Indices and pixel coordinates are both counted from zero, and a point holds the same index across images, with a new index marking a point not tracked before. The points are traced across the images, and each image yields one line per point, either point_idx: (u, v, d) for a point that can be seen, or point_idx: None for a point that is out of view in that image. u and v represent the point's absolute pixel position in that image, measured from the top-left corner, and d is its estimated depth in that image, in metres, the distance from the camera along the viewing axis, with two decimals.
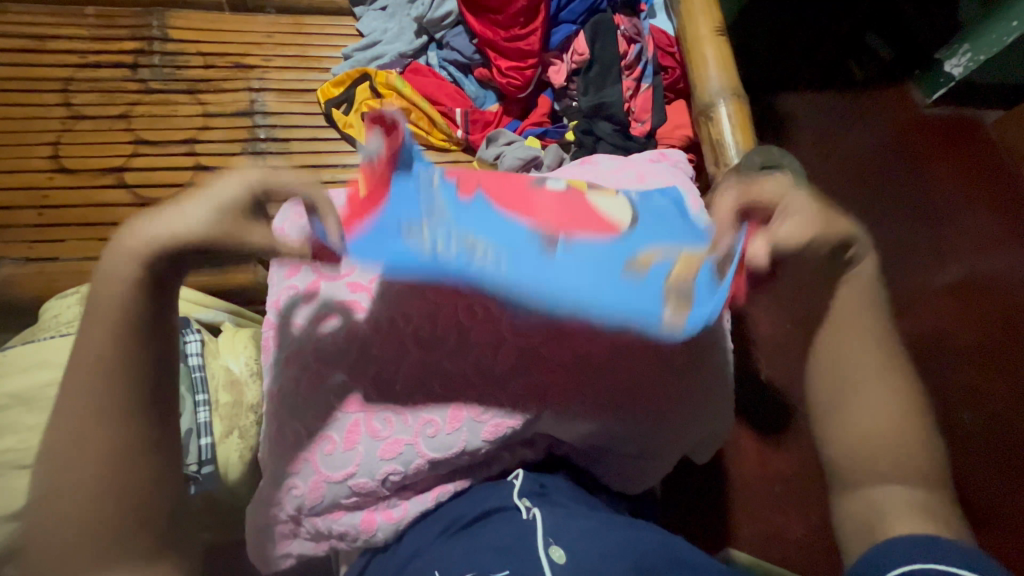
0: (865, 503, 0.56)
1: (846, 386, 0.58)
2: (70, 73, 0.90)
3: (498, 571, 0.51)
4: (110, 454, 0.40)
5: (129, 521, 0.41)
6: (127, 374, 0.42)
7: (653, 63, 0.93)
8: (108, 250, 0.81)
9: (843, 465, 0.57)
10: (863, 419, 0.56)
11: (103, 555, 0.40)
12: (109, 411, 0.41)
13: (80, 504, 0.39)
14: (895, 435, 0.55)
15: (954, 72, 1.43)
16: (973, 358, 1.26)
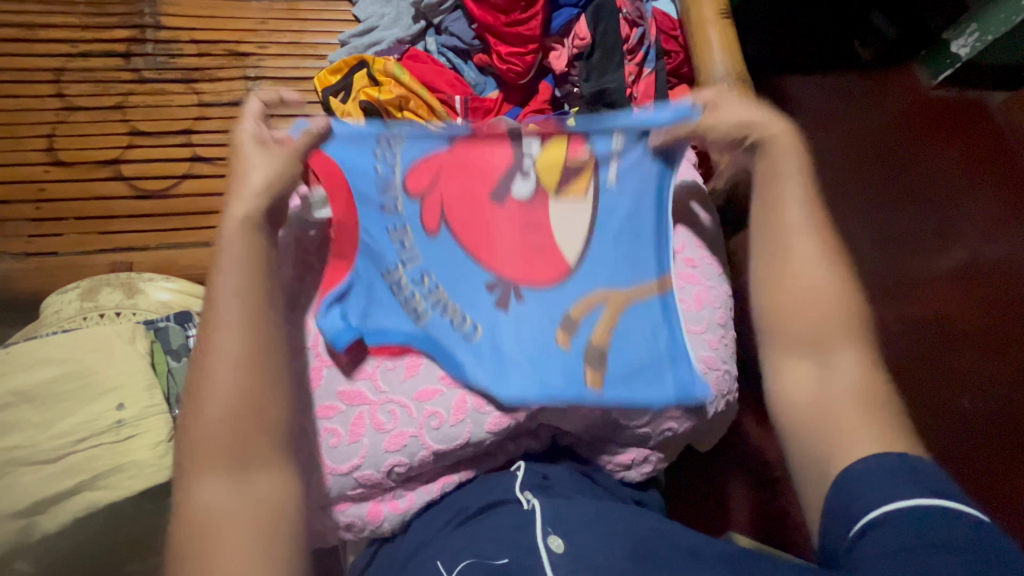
0: (809, 374, 0.54)
1: (787, 259, 0.58)
2: (62, 63, 0.88)
3: (497, 559, 0.51)
4: (234, 391, 0.48)
5: (242, 448, 0.47)
6: (248, 325, 0.50)
7: (656, 47, 0.90)
8: (106, 244, 0.80)
9: (788, 342, 0.56)
10: (797, 289, 0.56)
11: (220, 486, 0.45)
12: (231, 362, 0.48)
13: (214, 420, 0.46)
14: (836, 303, 0.55)
15: (960, 53, 1.42)
16: (974, 340, 1.27)
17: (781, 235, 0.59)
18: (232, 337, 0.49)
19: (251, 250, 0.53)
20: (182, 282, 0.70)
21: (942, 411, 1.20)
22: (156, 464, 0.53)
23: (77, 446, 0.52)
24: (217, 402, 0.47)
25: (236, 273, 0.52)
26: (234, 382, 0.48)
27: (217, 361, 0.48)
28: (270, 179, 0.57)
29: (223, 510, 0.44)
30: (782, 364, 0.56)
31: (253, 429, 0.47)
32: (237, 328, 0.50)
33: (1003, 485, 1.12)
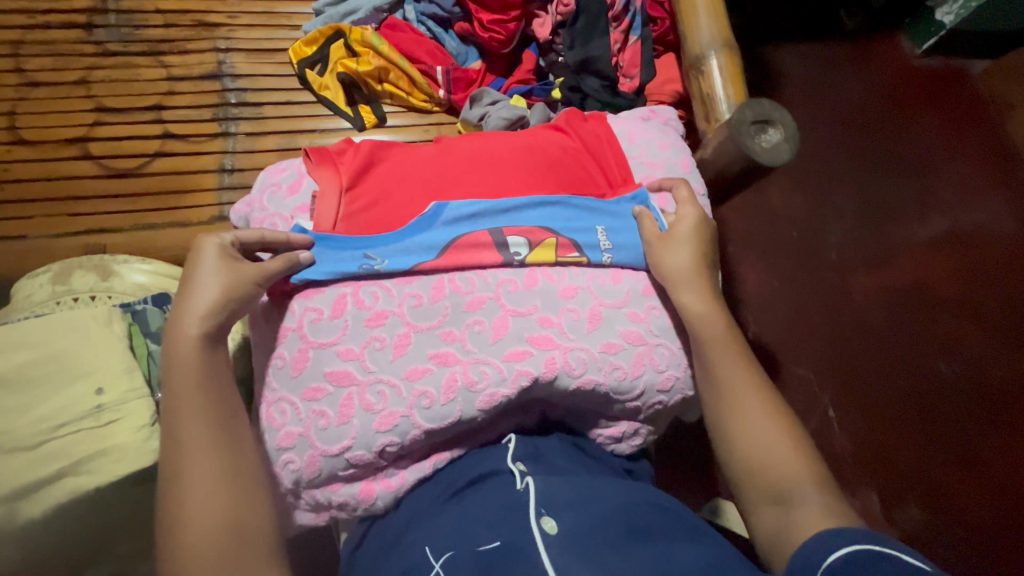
0: (772, 515, 0.54)
1: (738, 417, 0.58)
2: (19, 35, 0.83)
3: (488, 542, 0.50)
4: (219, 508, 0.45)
5: (227, 569, 0.43)
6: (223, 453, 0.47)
7: (642, 13, 0.88)
8: (76, 227, 0.77)
9: (752, 486, 0.56)
10: (754, 444, 0.57)
11: None
12: (210, 486, 0.45)
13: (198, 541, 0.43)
14: (786, 448, 0.56)
15: (944, 22, 1.45)
16: (952, 306, 1.30)
17: (731, 377, 0.60)
18: (206, 463, 0.46)
19: (210, 365, 0.50)
20: (159, 264, 0.68)
21: (921, 377, 1.24)
22: (138, 449, 0.52)
23: (54, 434, 0.50)
24: (195, 517, 0.44)
25: (202, 405, 0.48)
26: (217, 503, 0.45)
27: (194, 490, 0.45)
28: (221, 288, 0.53)
29: None
30: (755, 505, 0.56)
31: (234, 547, 0.44)
32: (204, 451, 0.46)
33: (980, 446, 1.17)
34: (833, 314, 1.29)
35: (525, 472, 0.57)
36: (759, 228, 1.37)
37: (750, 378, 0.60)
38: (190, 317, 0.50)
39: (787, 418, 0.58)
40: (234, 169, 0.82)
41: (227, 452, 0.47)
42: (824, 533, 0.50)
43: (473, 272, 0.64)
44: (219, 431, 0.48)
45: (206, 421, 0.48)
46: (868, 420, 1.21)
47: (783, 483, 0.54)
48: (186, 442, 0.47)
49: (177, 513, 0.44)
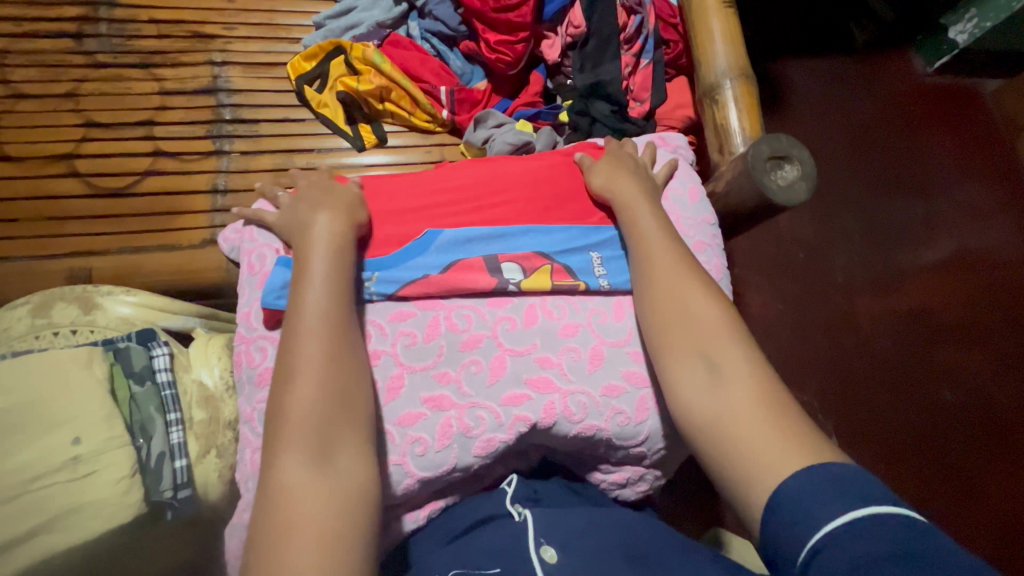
0: (699, 383, 0.50)
1: (664, 294, 0.56)
2: (5, 44, 0.80)
3: (487, 568, 0.49)
4: (325, 377, 0.46)
5: (321, 440, 0.44)
6: (338, 333, 0.49)
7: (654, 36, 0.84)
8: (62, 248, 0.74)
9: (677, 360, 0.53)
10: (676, 320, 0.54)
11: (301, 470, 0.42)
12: (319, 356, 0.47)
13: (303, 403, 0.45)
14: (701, 309, 0.54)
15: (957, 40, 1.42)
16: (959, 332, 1.28)
17: (650, 243, 0.60)
18: (323, 337, 0.48)
19: (340, 273, 0.53)
20: (145, 294, 0.65)
21: (925, 405, 1.22)
22: (118, 503, 0.49)
23: (28, 488, 0.47)
24: (298, 396, 0.45)
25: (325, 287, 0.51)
26: (325, 374, 0.47)
27: (308, 355, 0.47)
28: (331, 229, 0.56)
29: (308, 493, 0.41)
30: (678, 370, 0.52)
31: (334, 418, 0.45)
32: (321, 344, 0.48)
33: (983, 477, 1.15)
34: (838, 338, 1.27)
35: (523, 509, 0.55)
36: (766, 249, 1.34)
37: (678, 259, 0.58)
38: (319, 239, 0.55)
39: (696, 273, 0.57)
40: (227, 189, 0.79)
41: (335, 355, 0.48)
42: (749, 394, 0.48)
43: (470, 309, 0.61)
44: (337, 315, 0.50)
45: (329, 306, 0.50)
46: (874, 449, 1.17)
47: (705, 351, 0.52)
48: (307, 322, 0.49)
49: (283, 393, 0.46)
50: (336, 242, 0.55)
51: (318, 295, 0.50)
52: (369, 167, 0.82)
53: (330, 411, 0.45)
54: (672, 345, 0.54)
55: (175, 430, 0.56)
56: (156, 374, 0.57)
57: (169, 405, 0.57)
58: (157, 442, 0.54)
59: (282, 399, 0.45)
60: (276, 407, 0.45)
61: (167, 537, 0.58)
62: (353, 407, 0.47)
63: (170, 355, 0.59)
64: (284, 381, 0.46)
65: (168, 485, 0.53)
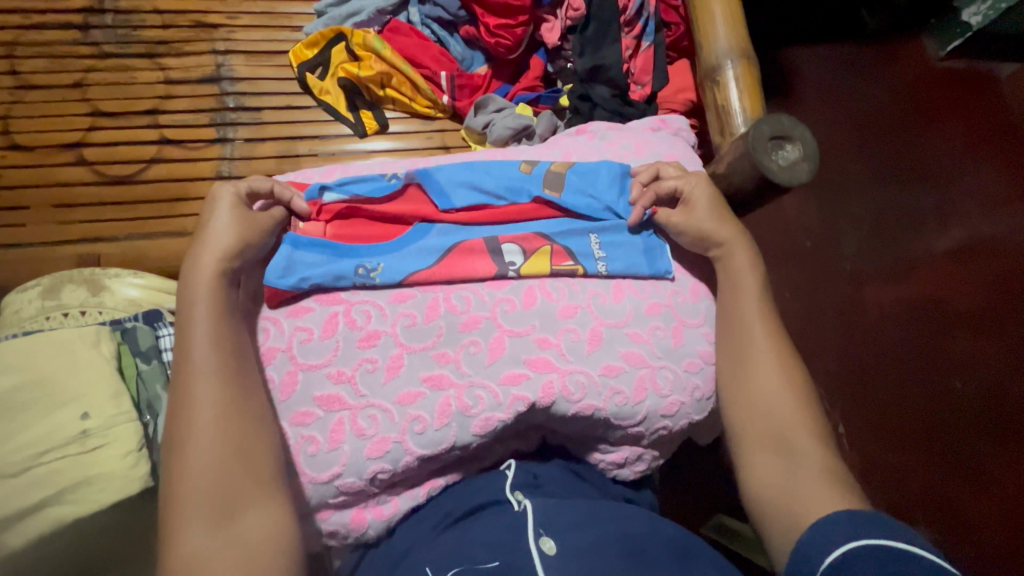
0: (774, 465, 0.54)
1: (747, 360, 0.59)
2: (15, 36, 0.81)
3: (486, 562, 0.48)
4: (220, 431, 0.46)
5: (221, 501, 0.43)
6: (228, 386, 0.48)
7: (654, 18, 0.85)
8: (71, 235, 0.75)
9: (755, 434, 0.57)
10: (762, 395, 0.57)
11: (202, 535, 0.42)
12: (212, 415, 0.46)
13: (199, 466, 0.44)
14: (789, 387, 0.57)
15: (970, 22, 1.38)
16: (974, 321, 1.26)
17: (739, 306, 0.62)
18: (216, 393, 0.47)
19: (227, 320, 0.51)
20: (151, 277, 0.66)
21: (938, 394, 1.20)
22: (125, 476, 0.50)
23: (38, 461, 0.48)
24: (195, 460, 0.44)
25: (214, 340, 0.49)
26: (219, 431, 0.46)
27: (202, 413, 0.46)
28: (214, 264, 0.53)
29: (216, 556, 0.41)
30: (751, 447, 0.56)
31: (235, 474, 0.45)
32: (215, 400, 0.46)
33: (1000, 468, 1.12)
34: (842, 328, 1.29)
35: (523, 498, 0.55)
36: (772, 237, 1.33)
37: (770, 338, 0.60)
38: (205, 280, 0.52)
39: (782, 347, 0.60)
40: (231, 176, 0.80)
41: (224, 408, 0.47)
42: (818, 481, 0.52)
43: (469, 291, 0.61)
44: (228, 367, 0.49)
45: (216, 358, 0.49)
46: (877, 437, 1.20)
47: (785, 433, 0.55)
48: (196, 382, 0.47)
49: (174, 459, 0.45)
50: (219, 278, 0.52)
51: (208, 348, 0.49)
52: (371, 154, 0.83)
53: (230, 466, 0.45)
54: (759, 413, 0.57)
55: None
56: (163, 353, 0.59)
57: (175, 383, 0.58)
58: (163, 419, 0.55)
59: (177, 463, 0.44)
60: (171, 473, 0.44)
61: None
62: (254, 458, 0.46)
63: (176, 335, 0.60)
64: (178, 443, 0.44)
65: None
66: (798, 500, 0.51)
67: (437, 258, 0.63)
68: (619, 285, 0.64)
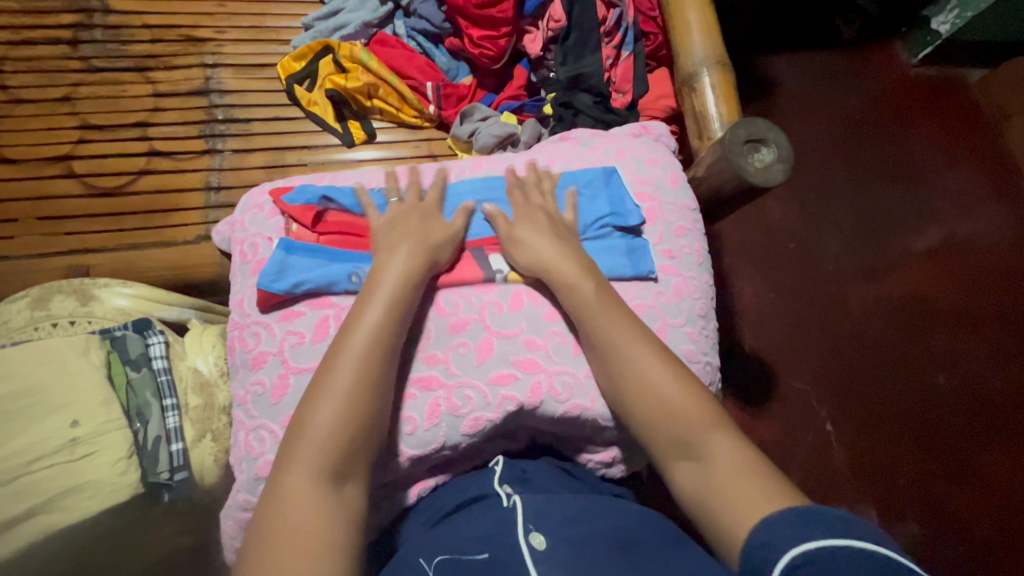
0: (691, 472, 0.51)
1: (614, 367, 0.56)
2: (3, 52, 0.82)
3: (476, 554, 0.49)
4: (352, 403, 0.48)
5: (335, 467, 0.46)
6: (379, 368, 0.50)
7: (633, 28, 0.87)
8: (58, 247, 0.75)
9: (661, 446, 0.53)
10: (650, 398, 0.54)
11: (308, 489, 0.45)
12: (352, 383, 0.49)
13: (328, 426, 0.47)
14: (668, 388, 0.54)
15: (939, 31, 1.45)
16: (951, 318, 1.29)
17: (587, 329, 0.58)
18: (362, 368, 0.50)
19: (399, 304, 0.54)
20: (140, 286, 0.66)
21: (920, 391, 1.23)
22: (115, 483, 0.50)
23: (27, 469, 0.48)
24: (325, 419, 0.47)
25: (377, 329, 0.51)
26: (354, 401, 0.48)
27: (343, 380, 0.49)
28: (407, 259, 0.57)
29: (308, 511, 0.44)
30: (665, 460, 0.53)
31: (350, 446, 0.47)
32: (360, 371, 0.49)
33: (977, 461, 1.16)
34: (828, 326, 1.28)
35: (511, 493, 0.56)
36: (756, 239, 1.35)
37: (633, 331, 0.57)
38: (390, 277, 0.55)
39: (650, 344, 0.56)
40: (220, 187, 0.81)
41: (366, 387, 0.49)
42: (734, 475, 0.49)
43: (457, 293, 0.62)
44: (384, 352, 0.51)
45: (380, 336, 0.51)
46: (866, 433, 1.19)
47: (687, 438, 0.52)
48: (352, 349, 0.50)
49: (308, 407, 0.48)
50: (408, 274, 0.56)
51: (374, 325, 0.51)
52: (359, 163, 0.84)
53: (352, 438, 0.47)
54: (648, 419, 0.54)
55: (171, 415, 0.57)
56: (152, 361, 0.59)
57: (165, 391, 0.58)
58: (152, 427, 0.56)
59: (310, 412, 0.48)
60: (301, 422, 0.48)
61: (168, 520, 0.60)
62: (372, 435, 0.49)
63: (166, 343, 0.61)
64: (318, 402, 0.48)
65: (164, 467, 0.55)
66: (728, 506, 0.47)
67: None
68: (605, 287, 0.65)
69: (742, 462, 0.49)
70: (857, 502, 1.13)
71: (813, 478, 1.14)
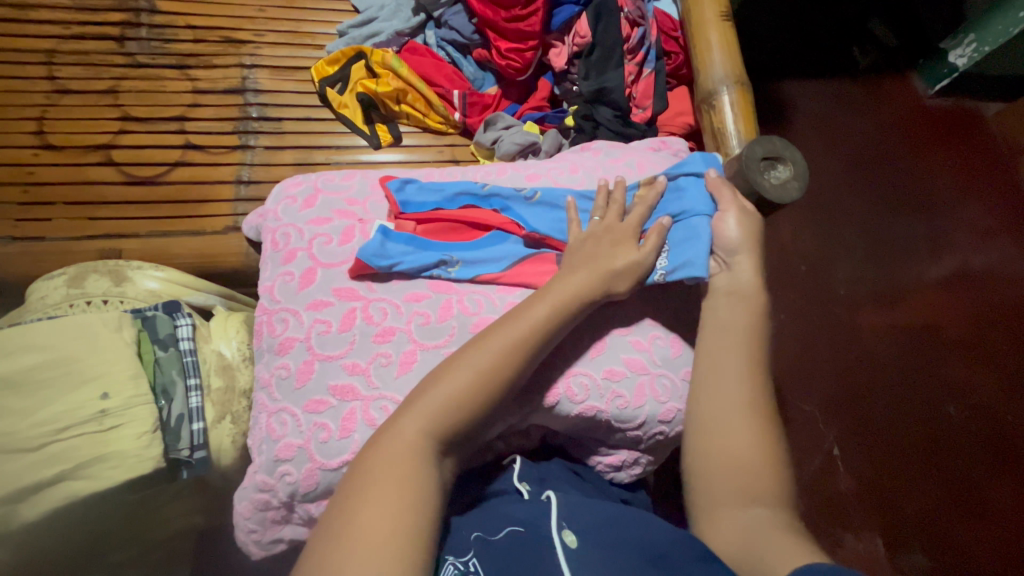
0: (738, 517, 0.52)
1: (723, 390, 0.58)
2: (54, 45, 0.87)
3: (511, 528, 0.52)
4: (485, 389, 0.51)
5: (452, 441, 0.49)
6: (524, 369, 0.53)
7: (656, 47, 0.90)
8: (93, 231, 0.79)
9: (723, 484, 0.54)
10: (737, 435, 0.56)
11: (420, 449, 0.47)
12: (488, 370, 0.51)
13: (456, 399, 0.50)
14: (771, 438, 0.56)
15: (957, 64, 1.45)
16: (963, 347, 1.29)
17: (718, 349, 0.60)
18: (513, 364, 0.52)
19: (567, 312, 0.56)
20: (171, 270, 0.70)
21: (929, 419, 1.22)
22: (139, 455, 0.52)
23: (57, 437, 0.50)
24: (454, 391, 0.50)
25: (535, 328, 0.54)
26: (493, 389, 0.51)
27: (483, 364, 0.51)
28: (584, 282, 0.58)
29: (414, 471, 0.46)
30: (728, 502, 0.53)
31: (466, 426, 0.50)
32: (505, 360, 0.52)
33: (988, 495, 1.15)
34: (837, 350, 1.28)
35: (535, 490, 0.57)
36: (768, 260, 1.36)
37: (758, 377, 0.59)
38: (555, 286, 0.57)
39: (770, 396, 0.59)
40: (250, 181, 0.84)
41: (493, 390, 0.51)
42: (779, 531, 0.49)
43: (481, 293, 0.63)
44: (534, 356, 0.54)
45: (532, 345, 0.53)
46: (874, 459, 1.18)
47: (756, 488, 0.53)
48: (505, 339, 0.53)
49: (445, 376, 0.51)
50: (579, 291, 0.57)
51: (530, 323, 0.54)
52: (384, 164, 0.87)
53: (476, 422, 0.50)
54: (735, 453, 0.55)
55: (194, 395, 0.59)
56: (179, 342, 0.61)
57: (190, 370, 0.60)
58: (176, 404, 0.57)
59: (446, 380, 0.51)
60: (431, 387, 0.50)
61: (182, 497, 0.62)
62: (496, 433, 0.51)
63: (193, 325, 0.63)
64: (456, 372, 0.51)
65: (186, 445, 0.56)
66: (757, 548, 0.48)
67: (507, 265, 0.64)
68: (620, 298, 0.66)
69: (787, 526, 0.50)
70: (863, 528, 1.11)
71: (819, 501, 1.13)
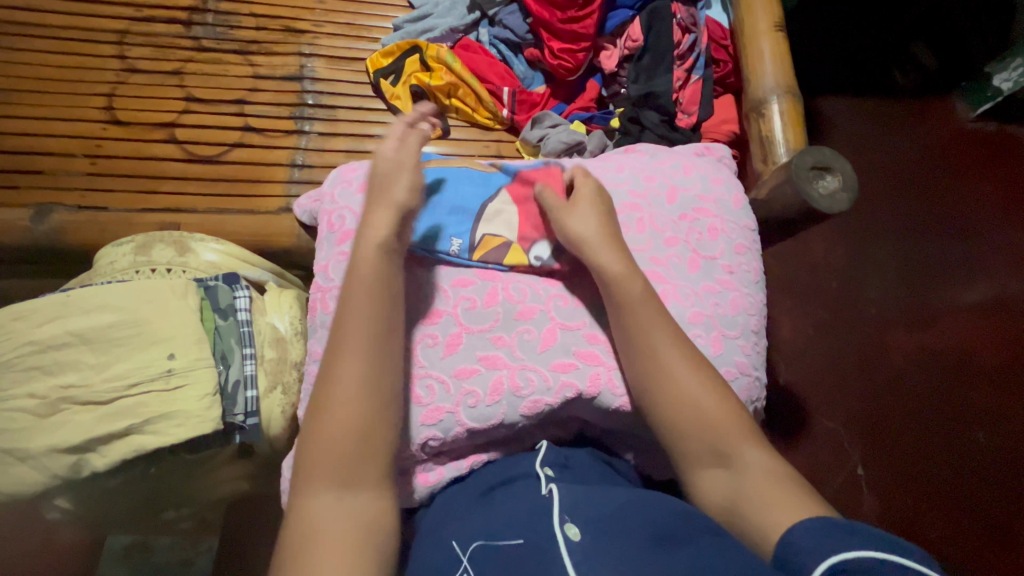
0: (719, 480, 0.53)
1: (651, 366, 0.56)
2: (125, 26, 0.91)
3: (509, 539, 0.49)
4: (355, 407, 0.49)
5: (348, 475, 0.49)
6: (375, 366, 0.51)
7: (706, 54, 0.92)
8: (154, 205, 0.82)
9: (697, 459, 0.54)
10: (679, 398, 0.55)
11: (327, 501, 0.48)
12: (351, 389, 0.50)
13: (337, 432, 0.49)
14: (706, 392, 0.55)
15: (1001, 87, 1.45)
16: (997, 374, 1.26)
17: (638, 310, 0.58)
18: (359, 369, 0.50)
19: (389, 292, 0.53)
20: (229, 244, 0.73)
21: (956, 444, 1.20)
22: (201, 415, 0.54)
23: (126, 392, 0.53)
24: (330, 427, 0.49)
25: (367, 328, 0.51)
26: (356, 404, 0.49)
27: (340, 389, 0.50)
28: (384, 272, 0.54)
29: (333, 524, 0.47)
30: (700, 475, 0.55)
31: (358, 452, 0.49)
32: (358, 373, 0.50)
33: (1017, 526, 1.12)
34: (865, 369, 1.27)
35: (550, 477, 0.56)
36: (798, 274, 1.36)
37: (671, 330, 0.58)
38: (366, 270, 0.53)
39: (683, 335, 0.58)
40: (304, 165, 0.87)
41: (375, 398, 0.50)
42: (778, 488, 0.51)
43: (525, 283, 0.65)
44: (376, 354, 0.51)
45: (368, 343, 0.51)
46: (899, 481, 1.16)
47: (723, 449, 0.53)
48: (340, 357, 0.50)
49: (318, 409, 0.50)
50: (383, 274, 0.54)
51: (366, 326, 0.51)
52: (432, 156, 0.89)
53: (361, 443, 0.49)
54: (681, 420, 0.55)
55: (249, 363, 0.61)
56: (237, 312, 0.63)
57: (246, 340, 0.62)
58: (233, 370, 0.60)
59: (323, 417, 0.49)
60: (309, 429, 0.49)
61: (230, 461, 0.64)
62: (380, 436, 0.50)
63: (249, 297, 0.65)
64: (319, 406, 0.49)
65: (240, 410, 0.58)
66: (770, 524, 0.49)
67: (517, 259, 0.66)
68: (665, 294, 0.66)
69: (783, 486, 0.50)
70: None
71: None
